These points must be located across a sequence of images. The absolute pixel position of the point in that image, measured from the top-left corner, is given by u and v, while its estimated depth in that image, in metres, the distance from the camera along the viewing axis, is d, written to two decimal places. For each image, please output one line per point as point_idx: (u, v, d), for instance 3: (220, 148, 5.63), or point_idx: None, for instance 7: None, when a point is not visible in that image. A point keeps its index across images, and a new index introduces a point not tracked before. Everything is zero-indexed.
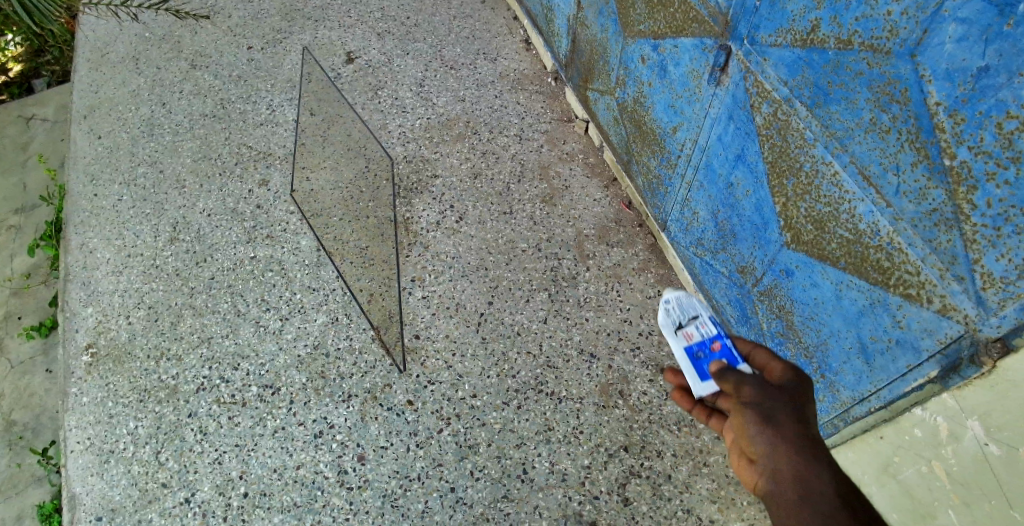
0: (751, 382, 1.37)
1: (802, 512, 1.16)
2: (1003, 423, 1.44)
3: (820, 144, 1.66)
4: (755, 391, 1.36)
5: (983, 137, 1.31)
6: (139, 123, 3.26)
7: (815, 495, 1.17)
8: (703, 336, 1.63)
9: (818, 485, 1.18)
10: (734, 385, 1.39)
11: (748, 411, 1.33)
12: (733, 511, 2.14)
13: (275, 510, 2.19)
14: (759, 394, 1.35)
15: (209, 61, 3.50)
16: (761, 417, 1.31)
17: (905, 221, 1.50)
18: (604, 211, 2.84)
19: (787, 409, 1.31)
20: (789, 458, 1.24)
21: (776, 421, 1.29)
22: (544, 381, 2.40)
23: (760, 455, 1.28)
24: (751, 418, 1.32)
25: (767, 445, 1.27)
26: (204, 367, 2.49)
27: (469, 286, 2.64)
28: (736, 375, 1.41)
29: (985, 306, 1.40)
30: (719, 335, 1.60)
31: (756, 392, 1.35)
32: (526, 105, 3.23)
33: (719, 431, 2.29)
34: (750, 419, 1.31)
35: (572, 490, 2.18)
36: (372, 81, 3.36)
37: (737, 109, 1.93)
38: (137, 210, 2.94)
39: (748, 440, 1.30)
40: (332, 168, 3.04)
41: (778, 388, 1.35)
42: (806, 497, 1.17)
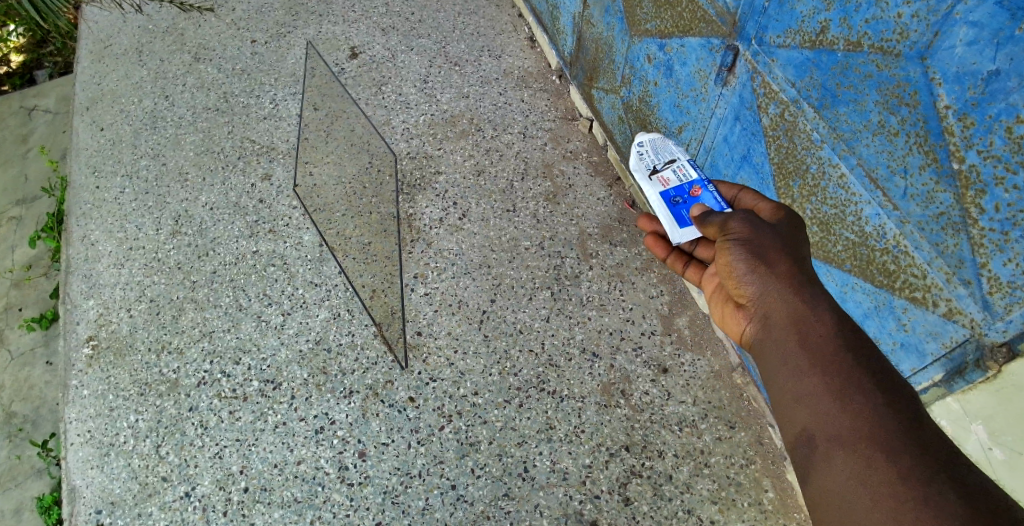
0: (740, 221, 1.52)
1: (799, 351, 1.33)
2: (1006, 429, 1.47)
3: (827, 146, 1.66)
4: (746, 235, 1.49)
5: (992, 141, 1.30)
6: (141, 116, 3.25)
7: (811, 335, 1.33)
8: (680, 181, 1.83)
9: (814, 324, 1.35)
10: (725, 230, 1.54)
11: (741, 254, 1.48)
12: (733, 512, 2.14)
13: (275, 505, 2.19)
14: (750, 238, 1.49)
15: (212, 54, 3.49)
16: (753, 259, 1.46)
17: (911, 224, 1.49)
18: (607, 210, 2.84)
19: (778, 250, 1.46)
20: (785, 300, 1.40)
21: (765, 260, 1.44)
22: (546, 379, 2.40)
23: (755, 293, 1.45)
24: (742, 257, 1.48)
25: (760, 285, 1.44)
26: (205, 361, 2.49)
27: (471, 283, 2.63)
28: (721, 216, 1.56)
29: (992, 311, 1.40)
30: (699, 182, 1.78)
31: (746, 235, 1.49)
32: (530, 103, 3.22)
33: (721, 432, 2.29)
34: (741, 260, 1.47)
35: (573, 489, 2.18)
36: (376, 77, 3.35)
37: (744, 109, 1.93)
38: (139, 203, 2.93)
39: (742, 279, 1.48)
40: (335, 163, 3.04)
41: (766, 226, 1.50)
42: (803, 339, 1.34)
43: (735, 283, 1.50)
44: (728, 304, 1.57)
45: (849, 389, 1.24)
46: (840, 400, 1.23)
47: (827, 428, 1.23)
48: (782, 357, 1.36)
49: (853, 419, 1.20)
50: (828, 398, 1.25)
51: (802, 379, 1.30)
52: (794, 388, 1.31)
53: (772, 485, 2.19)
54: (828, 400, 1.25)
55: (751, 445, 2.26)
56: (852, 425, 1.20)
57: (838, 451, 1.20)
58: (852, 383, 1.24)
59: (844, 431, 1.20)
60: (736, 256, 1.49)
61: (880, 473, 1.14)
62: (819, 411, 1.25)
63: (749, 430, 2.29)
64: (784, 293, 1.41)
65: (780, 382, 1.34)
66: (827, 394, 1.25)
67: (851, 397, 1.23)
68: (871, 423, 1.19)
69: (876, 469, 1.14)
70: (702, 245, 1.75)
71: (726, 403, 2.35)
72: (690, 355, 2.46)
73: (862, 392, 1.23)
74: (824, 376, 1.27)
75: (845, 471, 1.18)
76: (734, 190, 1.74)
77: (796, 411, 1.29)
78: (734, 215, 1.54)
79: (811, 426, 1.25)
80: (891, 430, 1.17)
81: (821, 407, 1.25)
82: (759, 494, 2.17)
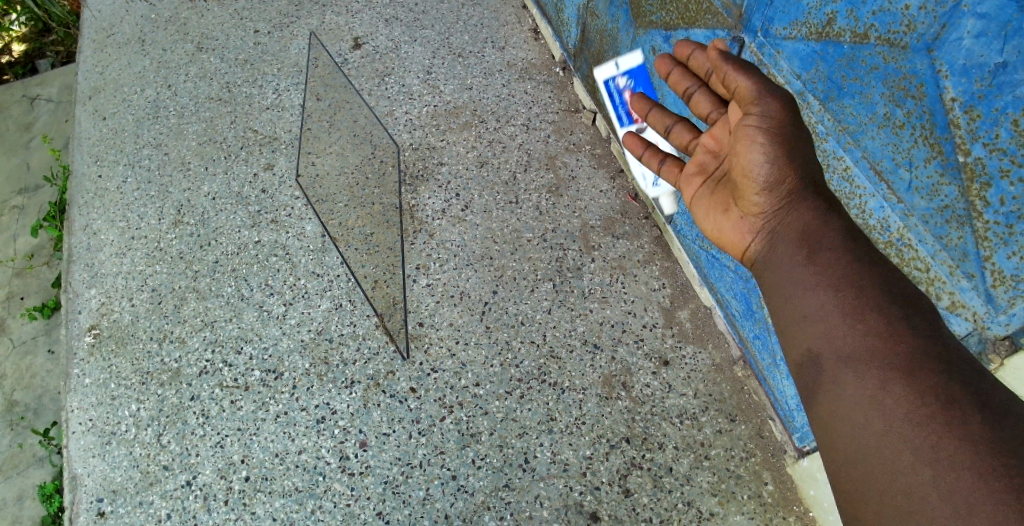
0: (771, 104, 1.48)
1: (810, 265, 1.38)
2: None
3: (832, 139, 1.65)
4: (771, 128, 1.48)
5: (998, 134, 1.30)
6: (144, 105, 3.25)
7: (823, 250, 1.38)
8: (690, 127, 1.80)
9: (828, 240, 1.39)
10: (750, 113, 1.51)
11: (761, 155, 1.49)
12: (733, 504, 2.15)
13: (277, 494, 2.20)
14: (775, 135, 1.48)
15: (215, 44, 3.48)
16: (773, 165, 1.48)
17: (916, 217, 1.49)
18: (610, 202, 2.83)
19: (796, 156, 1.48)
20: (800, 215, 1.45)
21: (782, 181, 1.48)
22: (547, 371, 2.40)
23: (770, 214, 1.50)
24: (761, 174, 1.50)
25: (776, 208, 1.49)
26: (207, 350, 2.49)
27: (473, 275, 2.63)
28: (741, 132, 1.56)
29: (994, 304, 1.39)
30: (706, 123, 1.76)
31: (770, 131, 1.48)
32: (533, 95, 3.21)
33: (721, 425, 2.29)
34: (759, 177, 1.50)
35: (573, 480, 2.19)
36: (379, 67, 3.34)
37: None
38: (141, 192, 2.93)
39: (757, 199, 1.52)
40: (338, 154, 3.03)
41: (794, 118, 1.48)
42: (814, 257, 1.38)
43: (748, 188, 1.53)
44: (725, 208, 1.62)
45: (865, 308, 1.26)
46: (852, 319, 1.27)
47: (839, 347, 1.26)
48: (794, 273, 1.40)
49: (870, 339, 1.23)
50: (842, 317, 1.28)
51: (814, 296, 1.33)
52: (805, 303, 1.35)
53: (771, 477, 2.20)
54: (841, 319, 1.28)
55: (751, 437, 2.27)
56: (868, 345, 1.23)
57: (848, 370, 1.23)
58: (869, 302, 1.27)
59: (856, 350, 1.23)
60: (755, 157, 1.50)
61: (896, 395, 1.16)
62: (833, 330, 1.28)
63: (750, 423, 2.30)
64: (797, 205, 1.46)
65: (790, 295, 1.39)
66: (841, 312, 1.28)
67: (868, 317, 1.25)
68: (888, 343, 1.21)
69: (890, 390, 1.17)
70: (655, 112, 1.86)
71: (727, 396, 2.35)
72: (691, 347, 2.46)
73: (878, 311, 1.25)
74: (838, 292, 1.30)
75: (858, 394, 1.20)
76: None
77: (806, 330, 1.33)
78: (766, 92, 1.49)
79: (822, 344, 1.29)
80: (911, 349, 1.19)
81: (833, 326, 1.28)
82: (759, 487, 2.18)
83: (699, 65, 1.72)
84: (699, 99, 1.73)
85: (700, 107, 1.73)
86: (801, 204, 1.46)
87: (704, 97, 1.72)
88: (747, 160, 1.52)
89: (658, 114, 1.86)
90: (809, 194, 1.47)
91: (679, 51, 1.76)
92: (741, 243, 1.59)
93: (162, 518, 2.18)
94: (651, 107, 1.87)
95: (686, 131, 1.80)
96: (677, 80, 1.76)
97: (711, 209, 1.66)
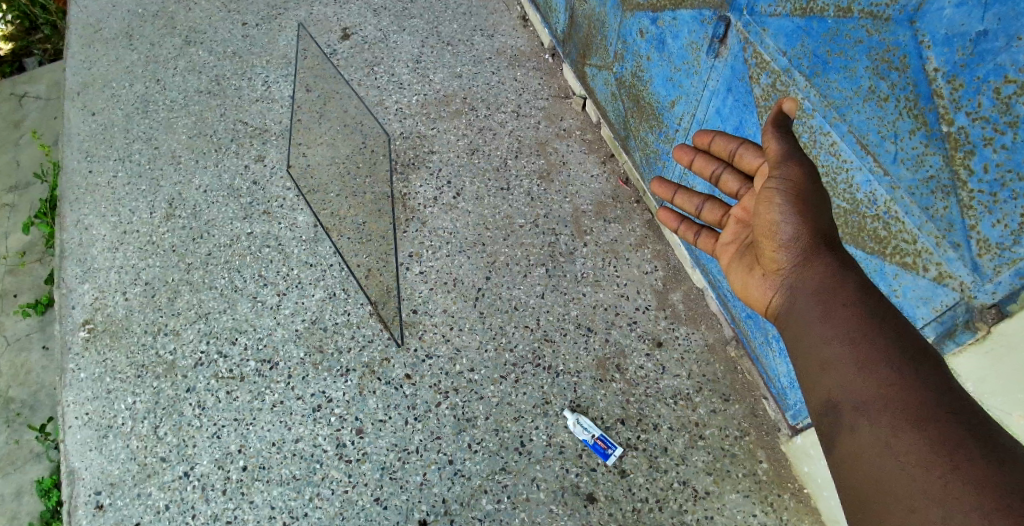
0: (792, 169, 1.49)
1: (823, 317, 1.38)
2: (996, 389, 1.48)
3: (818, 114, 1.66)
4: (791, 190, 1.49)
5: (980, 102, 1.32)
6: (133, 100, 3.23)
7: (837, 302, 1.37)
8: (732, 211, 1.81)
9: (840, 291, 1.39)
10: (772, 177, 1.51)
11: (780, 216, 1.50)
12: (728, 483, 2.17)
13: (274, 482, 2.20)
14: (794, 196, 1.49)
15: (204, 37, 3.47)
16: (792, 225, 1.48)
17: (902, 189, 1.50)
18: (601, 187, 2.84)
19: (815, 215, 1.47)
20: (816, 271, 1.44)
21: (806, 244, 1.46)
22: (541, 355, 2.41)
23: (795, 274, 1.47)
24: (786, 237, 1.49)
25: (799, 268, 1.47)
26: (202, 341, 2.49)
27: (466, 261, 2.64)
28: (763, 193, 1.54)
29: (981, 273, 1.40)
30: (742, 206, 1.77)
31: (789, 194, 1.49)
32: (523, 82, 3.21)
33: (715, 405, 2.31)
34: (784, 238, 1.49)
35: (570, 462, 2.21)
36: (368, 57, 3.34)
37: (736, 80, 1.93)
38: (132, 187, 2.92)
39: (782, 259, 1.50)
40: (329, 144, 3.03)
41: (816, 182, 1.48)
42: (835, 314, 1.37)
43: (769, 243, 1.52)
44: (747, 266, 1.63)
45: (876, 358, 1.27)
46: (867, 368, 1.27)
47: (853, 394, 1.27)
48: (810, 324, 1.40)
49: (881, 388, 1.24)
50: (854, 365, 1.29)
51: (828, 345, 1.34)
52: (819, 353, 1.35)
53: (766, 456, 2.21)
54: (853, 369, 1.28)
55: (745, 417, 2.29)
56: (880, 393, 1.24)
57: (863, 420, 1.24)
58: (879, 351, 1.28)
59: (870, 399, 1.24)
60: (774, 217, 1.51)
61: (908, 442, 1.17)
62: (845, 379, 1.29)
63: (744, 402, 2.31)
64: (811, 260, 1.45)
65: (805, 346, 1.39)
66: (854, 361, 1.29)
67: (878, 366, 1.26)
68: (897, 390, 1.23)
69: (902, 437, 1.18)
70: (683, 194, 1.93)
71: (721, 376, 2.36)
72: (685, 329, 2.47)
73: (888, 361, 1.26)
74: (849, 342, 1.31)
75: (871, 439, 1.21)
76: (733, 145, 1.73)
77: (820, 381, 1.33)
78: (790, 157, 1.49)
79: (836, 394, 1.29)
80: (919, 399, 1.21)
81: (846, 375, 1.29)
82: (753, 465, 2.20)
83: (716, 147, 1.78)
84: (726, 180, 1.80)
85: (728, 186, 1.80)
86: (816, 258, 1.45)
87: (730, 177, 1.79)
88: (766, 218, 1.52)
89: (686, 195, 1.93)
90: (829, 253, 1.45)
91: (698, 139, 1.81)
92: (761, 300, 1.57)
93: (160, 509, 2.18)
94: (677, 190, 1.94)
95: (717, 208, 1.84)
96: (701, 164, 1.84)
97: (737, 269, 1.66)
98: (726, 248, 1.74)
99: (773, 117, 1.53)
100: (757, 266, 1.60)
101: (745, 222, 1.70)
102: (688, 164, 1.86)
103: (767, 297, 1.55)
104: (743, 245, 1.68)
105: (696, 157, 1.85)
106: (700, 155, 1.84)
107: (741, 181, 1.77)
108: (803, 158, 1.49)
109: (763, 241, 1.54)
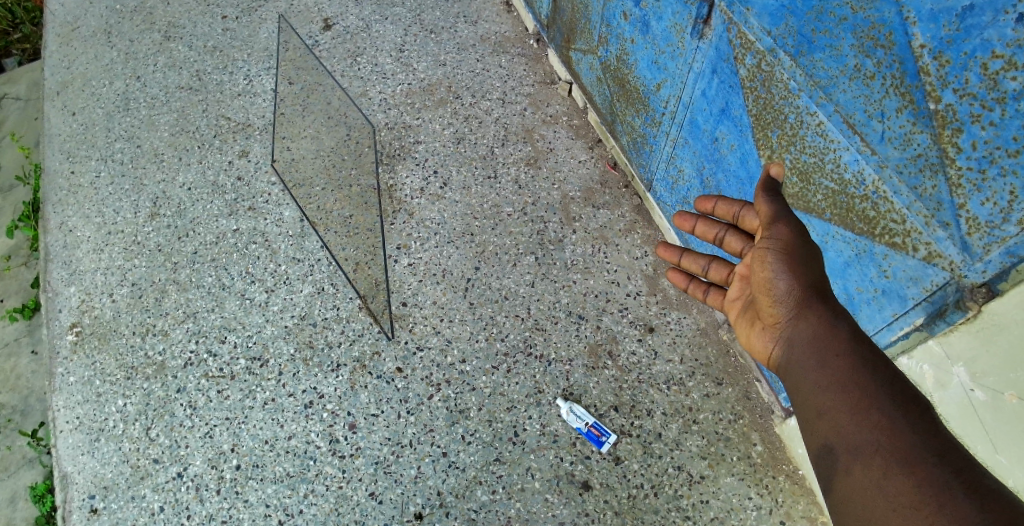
0: (782, 229, 1.45)
1: (818, 368, 1.35)
2: (988, 368, 1.49)
3: (804, 94, 1.64)
4: (782, 250, 1.45)
5: (968, 79, 1.30)
6: (113, 98, 3.18)
7: (830, 352, 1.35)
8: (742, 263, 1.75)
9: (833, 341, 1.36)
10: (764, 237, 1.48)
11: (773, 274, 1.47)
12: (723, 467, 2.16)
13: (268, 480, 2.19)
14: (785, 255, 1.45)
15: (183, 32, 3.42)
16: (787, 284, 1.45)
17: (890, 168, 1.49)
18: (589, 173, 2.82)
19: (807, 272, 1.43)
20: (810, 325, 1.40)
21: (801, 302, 1.43)
22: (533, 343, 2.40)
23: (791, 329, 1.44)
24: (782, 294, 1.46)
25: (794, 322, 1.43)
26: (191, 341, 2.47)
27: (455, 252, 2.62)
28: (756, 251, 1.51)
29: (970, 252, 1.39)
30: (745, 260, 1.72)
31: (781, 253, 1.46)
32: (508, 68, 3.17)
33: (709, 389, 2.30)
34: (781, 295, 1.46)
35: (564, 451, 2.20)
36: (350, 47, 3.29)
37: (721, 61, 1.90)
38: (115, 186, 2.88)
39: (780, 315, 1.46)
40: (313, 137, 2.99)
41: (807, 240, 1.45)
42: (828, 364, 1.34)
43: (765, 299, 1.49)
44: (747, 320, 1.59)
45: (867, 404, 1.26)
46: (859, 414, 1.26)
47: (847, 441, 1.26)
48: (806, 375, 1.37)
49: (872, 433, 1.23)
50: (846, 412, 1.28)
51: (823, 393, 1.32)
52: (814, 402, 1.34)
53: (760, 438, 2.21)
54: (847, 415, 1.27)
55: (738, 400, 2.28)
56: (871, 439, 1.23)
57: (857, 464, 1.23)
58: (870, 397, 1.27)
59: (863, 445, 1.23)
60: (767, 274, 1.48)
61: (899, 483, 1.17)
62: (839, 425, 1.28)
63: (737, 386, 2.31)
64: (805, 313, 1.42)
65: (802, 398, 1.37)
66: (847, 408, 1.28)
67: (870, 411, 1.25)
68: (888, 435, 1.22)
69: (893, 480, 1.18)
70: (688, 256, 1.87)
71: (713, 360, 2.36)
72: (676, 313, 2.46)
73: (878, 406, 1.25)
74: (842, 390, 1.30)
75: (864, 481, 1.21)
76: (736, 208, 1.70)
77: (817, 425, 1.32)
78: (781, 218, 1.45)
79: (831, 439, 1.28)
80: (908, 441, 1.20)
81: (841, 422, 1.28)
82: (747, 448, 2.20)
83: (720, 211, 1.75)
84: (730, 240, 1.75)
85: (732, 246, 1.75)
86: (809, 313, 1.41)
87: (733, 237, 1.74)
88: (760, 275, 1.50)
89: (692, 256, 1.87)
90: (822, 306, 1.41)
91: (701, 205, 1.80)
92: (761, 352, 1.53)
93: (155, 510, 2.17)
94: (683, 253, 1.88)
95: (724, 267, 1.79)
96: (704, 229, 1.81)
97: (737, 323, 1.63)
98: (733, 304, 1.67)
99: (761, 181, 1.51)
100: (756, 320, 1.56)
101: (746, 277, 1.64)
102: (691, 230, 1.83)
103: (766, 348, 1.52)
104: (743, 299, 1.64)
105: (698, 222, 1.83)
106: (702, 221, 1.82)
107: (745, 240, 1.72)
108: (793, 217, 1.46)
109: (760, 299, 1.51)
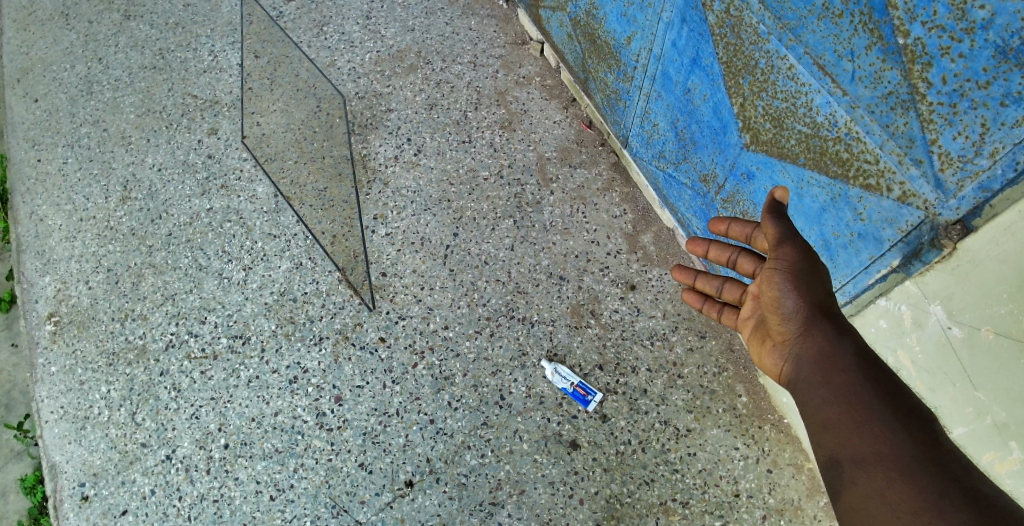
0: (789, 251, 1.42)
1: (823, 382, 1.32)
2: (965, 306, 1.48)
3: (774, 38, 1.62)
4: (789, 270, 1.43)
5: (936, 10, 1.27)
6: (76, 82, 3.09)
7: (835, 367, 1.32)
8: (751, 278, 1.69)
9: (838, 358, 1.33)
10: (771, 256, 1.45)
11: (781, 293, 1.44)
12: (708, 419, 2.18)
13: (257, 457, 2.19)
14: (793, 276, 1.43)
15: (142, 10, 3.31)
16: (794, 303, 1.42)
17: (862, 108, 1.48)
18: (564, 133, 2.79)
19: (814, 291, 1.41)
20: (816, 342, 1.38)
21: (809, 321, 1.40)
22: (515, 307, 2.39)
23: (799, 347, 1.41)
24: (790, 312, 1.43)
25: (802, 339, 1.41)
26: (172, 323, 2.44)
27: (432, 219, 2.59)
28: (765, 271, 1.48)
29: (944, 189, 1.38)
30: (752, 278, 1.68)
31: (787, 274, 1.43)
32: (477, 30, 3.11)
33: (692, 342, 2.31)
34: (790, 314, 1.43)
35: (550, 411, 2.21)
36: (316, 17, 3.21)
37: (689, 9, 1.87)
38: (85, 171, 2.82)
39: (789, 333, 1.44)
40: (282, 111, 2.92)
41: (815, 260, 1.42)
42: (832, 379, 1.31)
43: (774, 317, 1.47)
44: (759, 338, 1.55)
45: (869, 415, 1.23)
46: (862, 426, 1.23)
47: (851, 451, 1.22)
48: (812, 390, 1.34)
49: (874, 442, 1.20)
50: (851, 424, 1.24)
51: (827, 406, 1.29)
52: (817, 415, 1.30)
53: (744, 389, 2.23)
54: (849, 425, 1.24)
55: (722, 353, 2.29)
56: (873, 448, 1.19)
57: (861, 474, 1.19)
58: (872, 409, 1.23)
59: (865, 454, 1.20)
60: (776, 294, 1.45)
61: (901, 490, 1.13)
62: (843, 436, 1.24)
63: (720, 338, 2.32)
64: (812, 331, 1.39)
65: (806, 412, 1.34)
66: (851, 420, 1.24)
67: (871, 421, 1.22)
68: (890, 445, 1.18)
69: (897, 487, 1.14)
70: (702, 278, 1.80)
71: (695, 314, 2.36)
72: (657, 270, 2.46)
73: (881, 418, 1.22)
74: (846, 403, 1.26)
75: (866, 490, 1.17)
76: (750, 228, 1.63)
77: (822, 437, 1.28)
78: (787, 238, 1.43)
79: (836, 451, 1.24)
80: (909, 451, 1.17)
81: (845, 433, 1.24)
82: (733, 400, 2.21)
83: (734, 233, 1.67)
84: (742, 263, 1.69)
85: (744, 268, 1.69)
86: (816, 330, 1.38)
87: (745, 259, 1.68)
88: (769, 294, 1.47)
89: (706, 278, 1.80)
90: (828, 324, 1.38)
91: (714, 227, 1.71)
92: (773, 369, 1.50)
93: (146, 494, 2.16)
94: (697, 275, 1.81)
95: (737, 288, 1.74)
96: (717, 253, 1.75)
97: (750, 341, 1.59)
98: (746, 321, 1.63)
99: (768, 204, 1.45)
100: (767, 337, 1.52)
101: (757, 296, 1.59)
102: (704, 254, 1.77)
103: (776, 366, 1.48)
104: (755, 316, 1.60)
105: (710, 246, 1.77)
106: (714, 245, 1.76)
107: (757, 262, 1.66)
108: (799, 238, 1.44)
109: (770, 318, 1.48)
